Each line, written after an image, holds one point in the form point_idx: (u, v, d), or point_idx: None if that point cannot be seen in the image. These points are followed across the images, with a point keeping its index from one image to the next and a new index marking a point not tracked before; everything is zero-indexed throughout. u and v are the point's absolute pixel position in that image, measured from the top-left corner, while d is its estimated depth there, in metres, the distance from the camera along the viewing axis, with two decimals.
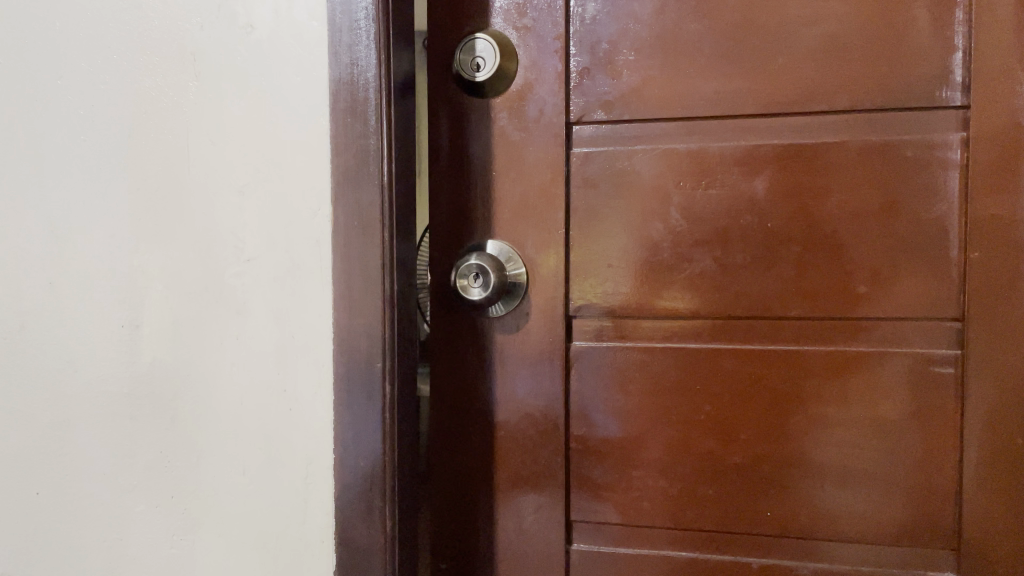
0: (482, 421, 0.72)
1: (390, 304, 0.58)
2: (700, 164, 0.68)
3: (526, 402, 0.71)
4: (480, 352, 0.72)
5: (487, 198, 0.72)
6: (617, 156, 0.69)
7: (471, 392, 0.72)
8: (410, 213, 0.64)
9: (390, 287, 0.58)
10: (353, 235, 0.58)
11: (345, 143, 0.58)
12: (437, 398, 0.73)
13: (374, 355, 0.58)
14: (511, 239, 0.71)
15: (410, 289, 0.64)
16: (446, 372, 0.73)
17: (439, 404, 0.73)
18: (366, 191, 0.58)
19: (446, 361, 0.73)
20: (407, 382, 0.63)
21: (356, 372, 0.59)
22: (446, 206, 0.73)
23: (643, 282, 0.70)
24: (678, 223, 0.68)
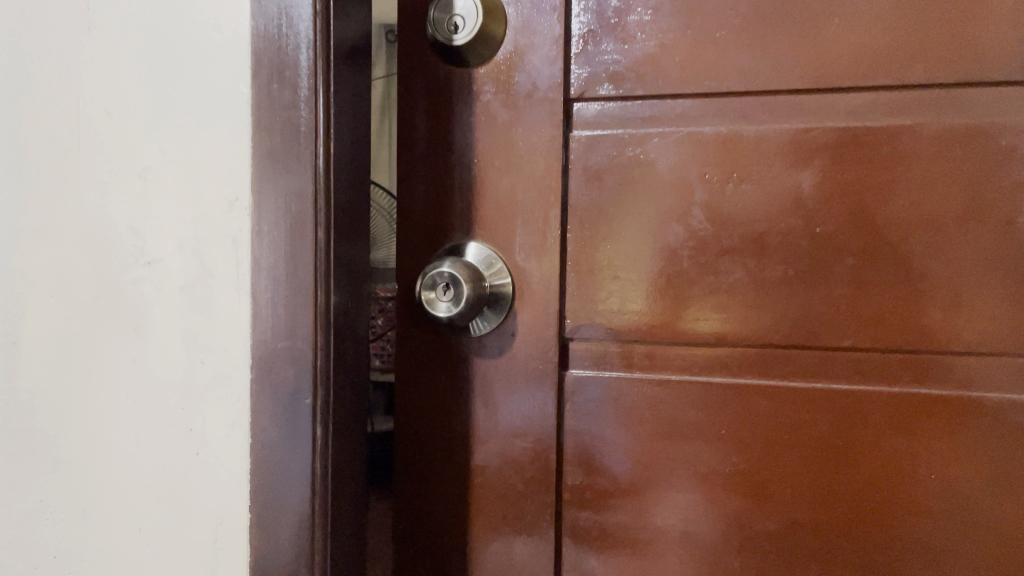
0: (456, 466, 0.59)
1: (323, 323, 0.45)
2: (732, 151, 0.54)
3: (509, 444, 0.58)
4: (456, 380, 0.59)
5: (466, 191, 0.58)
6: (627, 141, 0.56)
7: (442, 430, 0.59)
8: (360, 208, 0.51)
9: (324, 303, 0.45)
10: (278, 234, 0.45)
11: (270, 115, 0.46)
12: (400, 436, 0.60)
13: (302, 388, 0.45)
14: (494, 242, 0.58)
15: (358, 303, 0.51)
16: (411, 404, 0.59)
17: (402, 443, 0.60)
18: (294, 179, 0.45)
19: (413, 391, 0.59)
20: (351, 420, 0.50)
21: (280, 410, 0.46)
22: (416, 200, 0.59)
23: (656, 298, 0.56)
24: (702, 226, 0.54)
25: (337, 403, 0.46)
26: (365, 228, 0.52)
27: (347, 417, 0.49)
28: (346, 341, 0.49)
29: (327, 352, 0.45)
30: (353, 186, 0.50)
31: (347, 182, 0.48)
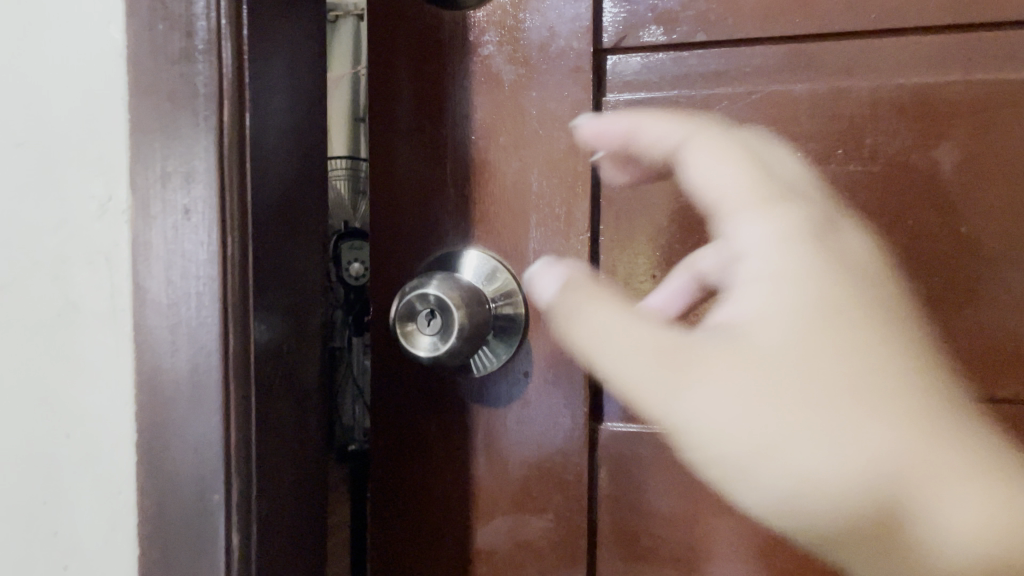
0: (451, 550, 0.43)
1: (239, 384, 0.31)
2: (834, 118, 0.38)
3: (523, 523, 0.42)
4: (451, 434, 0.43)
5: (459, 178, 0.42)
6: (684, 105, 0.39)
7: (430, 502, 0.43)
8: (305, 206, 0.36)
9: (243, 353, 0.31)
10: (171, 250, 0.31)
11: (155, 75, 0.31)
12: (374, 506, 0.44)
13: (209, 482, 0.31)
14: (498, 249, 0.42)
15: (304, 345, 0.36)
16: (389, 464, 0.44)
17: (376, 516, 0.44)
18: (194, 166, 0.31)
19: (393, 446, 0.44)
20: (293, 510, 0.35)
21: (179, 508, 0.32)
22: (391, 191, 0.43)
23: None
24: None
25: (263, 498, 0.32)
26: (317, 235, 0.37)
27: (287, 507, 0.35)
28: (281, 402, 0.34)
29: (246, 426, 0.31)
30: (291, 177, 0.34)
31: (280, 173, 0.33)
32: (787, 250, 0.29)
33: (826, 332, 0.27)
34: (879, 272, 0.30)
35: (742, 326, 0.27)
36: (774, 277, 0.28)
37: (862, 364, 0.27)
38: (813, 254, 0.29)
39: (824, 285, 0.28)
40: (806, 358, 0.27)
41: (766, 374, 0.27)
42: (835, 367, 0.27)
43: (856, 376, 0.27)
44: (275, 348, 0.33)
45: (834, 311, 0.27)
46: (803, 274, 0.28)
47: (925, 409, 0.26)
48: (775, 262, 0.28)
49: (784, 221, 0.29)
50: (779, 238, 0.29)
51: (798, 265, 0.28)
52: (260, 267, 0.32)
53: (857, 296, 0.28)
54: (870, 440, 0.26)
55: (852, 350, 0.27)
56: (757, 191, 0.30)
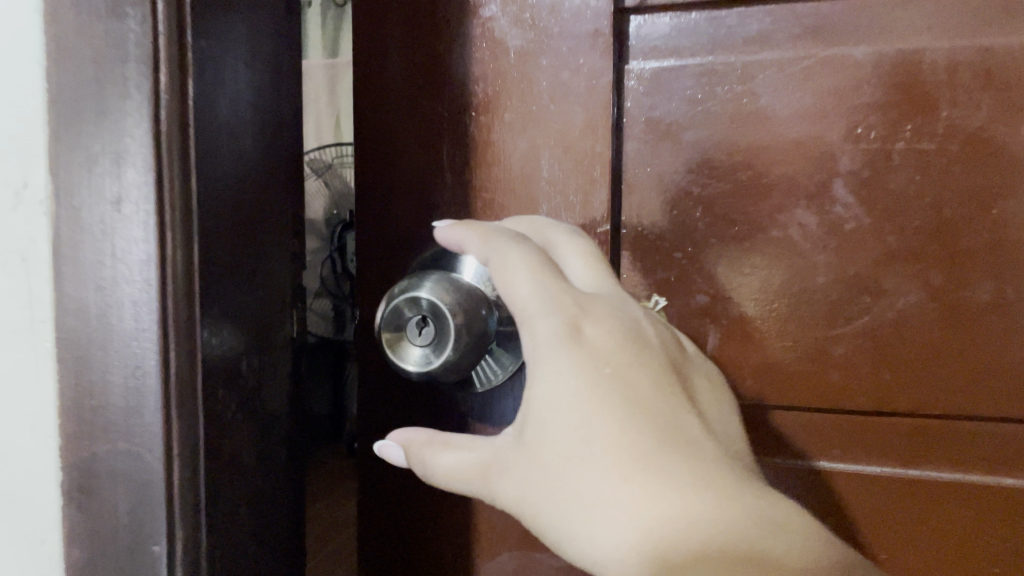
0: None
1: (184, 417, 0.26)
2: (904, 89, 0.31)
3: (534, 554, 0.37)
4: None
5: (457, 161, 0.36)
6: (722, 74, 0.33)
7: (429, 526, 0.38)
8: (270, 195, 0.30)
9: (186, 380, 0.26)
10: (99, 249, 0.25)
11: (78, 34, 0.25)
12: (363, 530, 0.39)
13: (147, 528, 0.26)
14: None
15: (276, 362, 0.31)
16: (382, 484, 0.39)
17: (366, 540, 0.39)
18: (124, 150, 0.25)
19: (387, 466, 0.38)
20: (263, 545, 0.30)
21: (113, 557, 0.26)
22: (379, 178, 0.37)
23: (772, 335, 0.34)
24: (849, 217, 0.33)
25: (218, 546, 0.27)
26: (283, 230, 0.31)
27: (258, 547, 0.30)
28: (246, 433, 0.28)
29: (192, 468, 0.26)
30: (253, 161, 0.29)
31: (235, 156, 0.27)
32: (570, 348, 0.26)
33: (615, 420, 0.25)
34: (735, 414, 0.29)
35: (535, 432, 0.26)
36: (589, 399, 0.26)
37: (638, 474, 0.24)
38: (625, 362, 0.27)
39: (636, 396, 0.26)
40: (611, 474, 0.24)
41: (525, 465, 0.26)
42: (623, 482, 0.24)
43: (648, 475, 0.24)
44: (233, 369, 0.28)
45: (660, 446, 0.25)
46: (615, 388, 0.26)
47: (771, 515, 0.24)
48: (552, 379, 0.26)
49: (612, 327, 0.27)
50: (576, 340, 0.27)
51: (559, 363, 0.26)
52: (209, 274, 0.26)
53: (647, 410, 0.26)
54: (661, 536, 0.23)
55: (643, 468, 0.24)
56: (558, 303, 0.27)
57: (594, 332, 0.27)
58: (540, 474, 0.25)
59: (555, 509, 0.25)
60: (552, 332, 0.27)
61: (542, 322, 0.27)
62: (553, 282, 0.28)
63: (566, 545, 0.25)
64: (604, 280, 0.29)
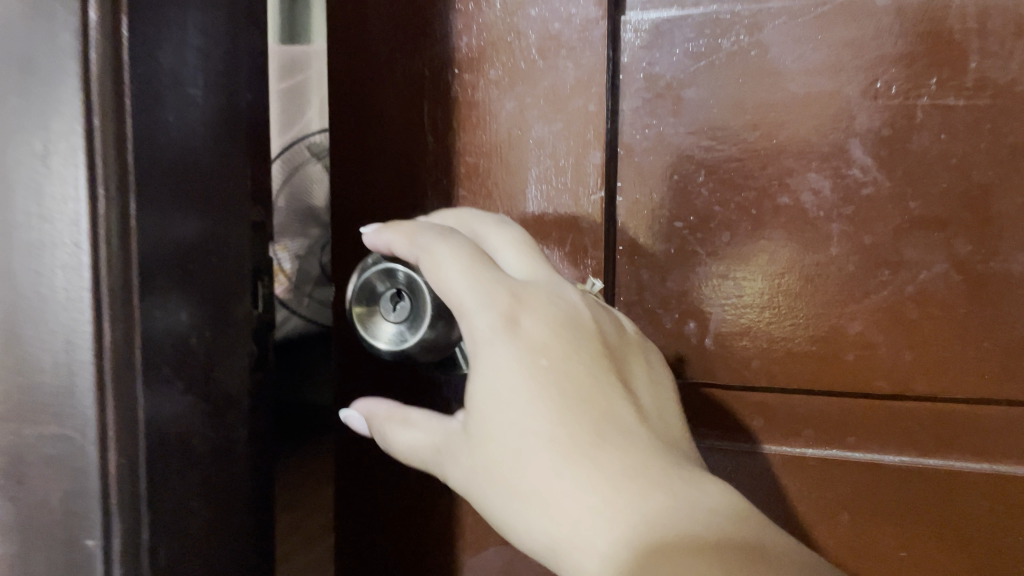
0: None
1: (122, 397, 0.23)
2: (929, 39, 0.28)
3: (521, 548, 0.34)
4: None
5: (437, 123, 0.33)
6: (728, 26, 0.30)
7: (410, 518, 0.36)
8: (221, 164, 0.27)
9: (124, 356, 0.23)
10: (23, 208, 0.23)
11: None
12: (341, 525, 0.37)
13: (82, 521, 0.23)
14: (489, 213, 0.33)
15: (229, 342, 0.27)
16: (363, 476, 0.36)
17: (347, 537, 0.37)
18: (49, 102, 0.22)
19: (370, 456, 0.36)
20: (217, 539, 0.27)
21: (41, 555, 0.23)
22: (353, 143, 0.34)
23: (782, 313, 0.31)
24: (867, 181, 0.30)
25: (162, 541, 0.24)
26: (237, 203, 0.28)
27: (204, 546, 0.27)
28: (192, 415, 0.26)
29: (132, 451, 0.23)
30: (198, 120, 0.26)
31: (173, 109, 0.24)
32: (508, 340, 0.25)
33: (550, 412, 0.23)
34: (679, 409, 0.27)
35: (478, 426, 0.24)
36: (526, 393, 0.24)
37: (578, 469, 0.22)
38: (564, 353, 0.25)
39: (575, 388, 0.24)
40: (551, 470, 0.22)
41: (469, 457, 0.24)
42: (564, 476, 0.22)
43: (588, 470, 0.22)
44: (183, 348, 0.25)
45: (596, 440, 0.23)
46: (553, 380, 0.24)
47: (724, 502, 0.22)
48: (489, 375, 0.24)
49: (549, 318, 0.26)
50: (512, 333, 0.25)
51: (494, 357, 0.24)
52: (150, 240, 0.23)
53: (588, 404, 0.24)
54: (601, 536, 0.21)
55: (583, 462, 0.22)
56: (492, 297, 0.25)
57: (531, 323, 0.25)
58: (485, 470, 0.24)
59: (502, 507, 0.23)
60: (488, 324, 0.25)
61: (476, 317, 0.25)
62: (484, 275, 0.26)
63: (519, 538, 0.23)
64: (541, 270, 0.28)
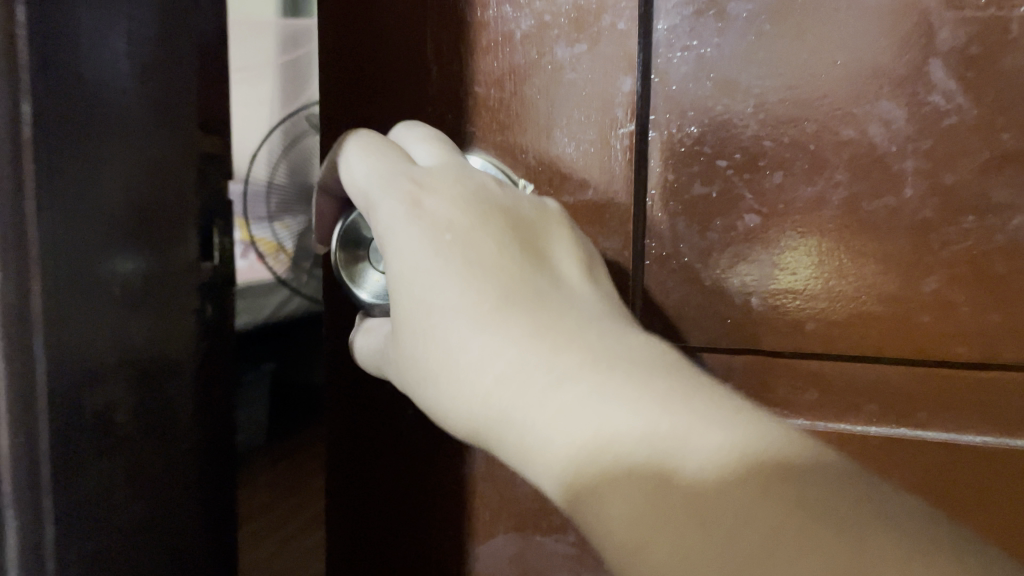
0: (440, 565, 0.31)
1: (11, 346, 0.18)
2: None
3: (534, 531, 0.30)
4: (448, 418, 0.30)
5: (442, 47, 0.28)
6: None
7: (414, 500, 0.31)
8: (141, 104, 0.23)
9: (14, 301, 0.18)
10: None
11: None
12: (335, 510, 0.32)
13: None
14: (499, 154, 0.28)
15: (155, 296, 0.24)
16: (358, 455, 0.32)
17: (341, 524, 0.32)
18: None
19: (367, 432, 0.31)
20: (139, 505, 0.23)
21: None
22: (341, 74, 0.29)
23: (844, 267, 0.27)
24: (950, 110, 0.25)
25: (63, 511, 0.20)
26: (160, 154, 0.24)
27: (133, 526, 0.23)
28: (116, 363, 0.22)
29: (25, 411, 0.18)
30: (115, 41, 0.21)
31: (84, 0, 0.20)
32: (412, 221, 0.22)
33: (461, 282, 0.21)
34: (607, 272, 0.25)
35: (400, 314, 0.22)
36: (432, 273, 0.22)
37: (507, 341, 0.20)
38: (471, 227, 0.23)
39: (483, 258, 0.22)
40: (468, 343, 0.20)
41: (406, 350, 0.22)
42: (486, 353, 0.20)
43: (503, 333, 0.20)
44: (91, 285, 0.21)
45: (511, 304, 0.21)
46: (460, 252, 0.22)
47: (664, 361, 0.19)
48: (397, 262, 0.22)
49: (454, 197, 0.23)
50: (416, 215, 0.23)
51: (397, 244, 0.22)
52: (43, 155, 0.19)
53: (501, 271, 0.22)
54: (535, 421, 0.19)
55: (510, 333, 0.20)
56: (395, 181, 0.23)
57: (437, 202, 0.23)
58: (415, 362, 0.22)
59: (431, 395, 0.21)
60: (390, 210, 0.23)
61: (382, 203, 0.23)
62: (392, 167, 0.24)
63: (461, 423, 0.21)
64: (441, 152, 0.25)
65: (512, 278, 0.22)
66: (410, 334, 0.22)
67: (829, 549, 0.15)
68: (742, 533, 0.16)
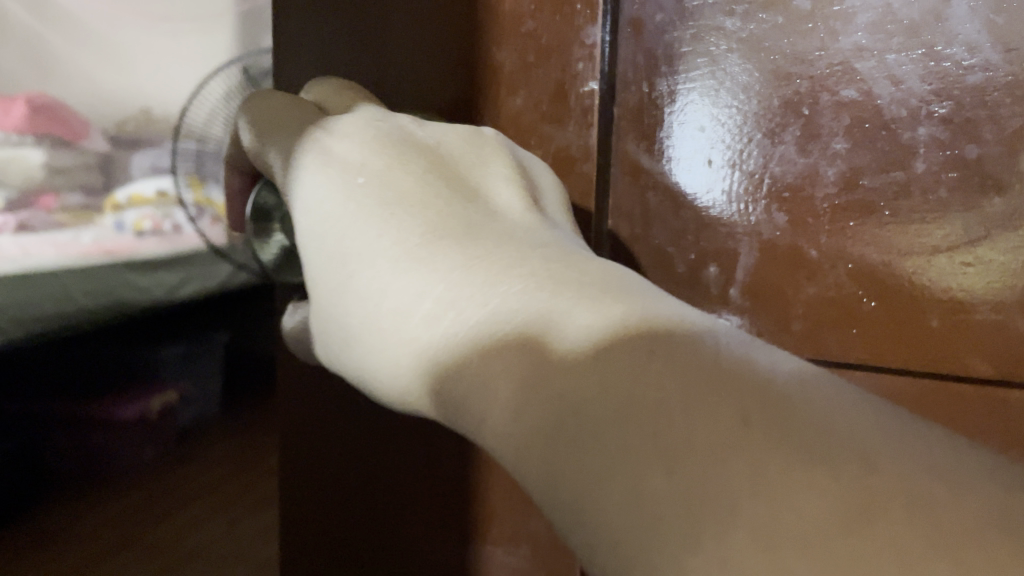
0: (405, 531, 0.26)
1: None
2: None
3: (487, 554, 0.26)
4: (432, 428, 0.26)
5: None
6: None
7: (372, 452, 0.26)
8: None
9: None
10: None
11: None
12: (291, 515, 0.28)
13: None
14: (448, 116, 0.24)
15: None
16: (325, 458, 0.27)
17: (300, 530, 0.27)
18: None
19: (338, 432, 0.26)
20: None
21: None
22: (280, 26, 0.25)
23: (843, 258, 0.22)
24: (974, 64, 0.20)
25: None
26: None
27: None
28: None
29: None
30: None
31: None
32: (318, 169, 0.19)
33: (383, 229, 0.18)
34: (565, 203, 0.21)
35: (327, 277, 0.19)
36: (354, 226, 0.18)
37: (440, 286, 0.17)
38: (387, 160, 0.19)
39: (402, 195, 0.18)
40: (406, 298, 0.17)
41: (339, 317, 0.19)
42: (415, 297, 0.17)
43: (432, 279, 0.17)
44: None
45: (438, 242, 0.17)
46: (377, 193, 0.19)
47: (603, 277, 0.16)
48: (305, 213, 0.19)
49: (364, 132, 0.20)
50: (320, 155, 0.19)
51: (301, 189, 0.19)
52: None
53: (424, 204, 0.18)
54: (469, 362, 0.16)
55: (441, 276, 0.17)
56: (299, 130, 0.20)
57: (344, 139, 0.19)
58: (352, 331, 0.18)
59: (361, 352, 0.18)
60: (296, 163, 0.19)
61: (288, 157, 0.20)
62: (298, 113, 0.21)
63: (415, 389, 0.18)
64: (352, 97, 0.21)
65: (435, 213, 0.18)
66: (341, 299, 0.18)
67: (848, 494, 0.11)
68: (724, 482, 0.12)
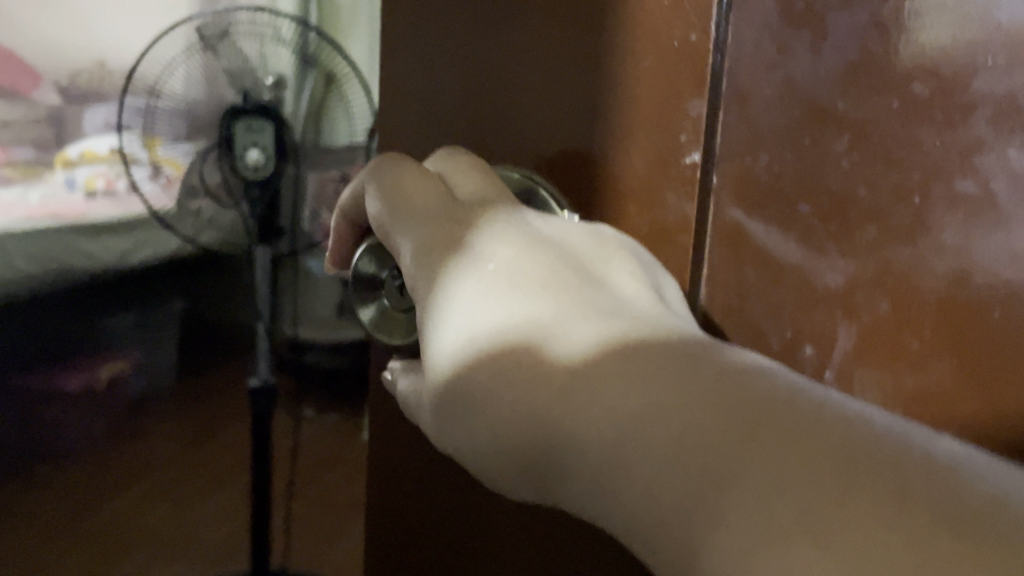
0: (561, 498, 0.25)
1: None
2: None
3: None
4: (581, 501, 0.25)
5: (513, 42, 0.24)
6: None
7: None
8: None
9: None
10: None
11: None
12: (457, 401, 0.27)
13: None
14: (563, 171, 0.25)
15: None
16: None
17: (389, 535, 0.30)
18: None
19: None
20: None
21: None
22: (426, 79, 0.26)
23: (947, 352, 0.21)
24: None
25: None
26: None
27: None
28: None
29: None
30: None
31: None
32: (457, 260, 0.22)
33: (521, 313, 0.21)
34: (682, 303, 0.23)
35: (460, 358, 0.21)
36: (493, 308, 0.21)
37: (574, 359, 0.20)
38: (517, 252, 0.22)
39: (536, 283, 0.21)
40: (539, 374, 0.20)
41: (472, 401, 0.21)
42: (550, 370, 0.20)
43: (566, 354, 0.20)
44: None
45: (568, 324, 0.21)
46: (510, 282, 0.21)
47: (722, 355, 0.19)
48: (445, 304, 0.22)
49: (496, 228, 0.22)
50: (459, 249, 0.22)
51: (441, 283, 0.22)
52: None
53: (556, 292, 0.21)
54: (607, 437, 0.18)
55: (577, 349, 0.20)
56: (430, 224, 0.23)
57: (476, 232, 0.22)
58: (483, 408, 0.21)
59: (487, 425, 0.21)
60: (432, 253, 0.22)
61: (421, 247, 0.22)
62: (429, 199, 0.23)
63: (541, 463, 0.20)
64: (476, 181, 0.24)
65: (565, 304, 0.21)
66: (476, 377, 0.21)
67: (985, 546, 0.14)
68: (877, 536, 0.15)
